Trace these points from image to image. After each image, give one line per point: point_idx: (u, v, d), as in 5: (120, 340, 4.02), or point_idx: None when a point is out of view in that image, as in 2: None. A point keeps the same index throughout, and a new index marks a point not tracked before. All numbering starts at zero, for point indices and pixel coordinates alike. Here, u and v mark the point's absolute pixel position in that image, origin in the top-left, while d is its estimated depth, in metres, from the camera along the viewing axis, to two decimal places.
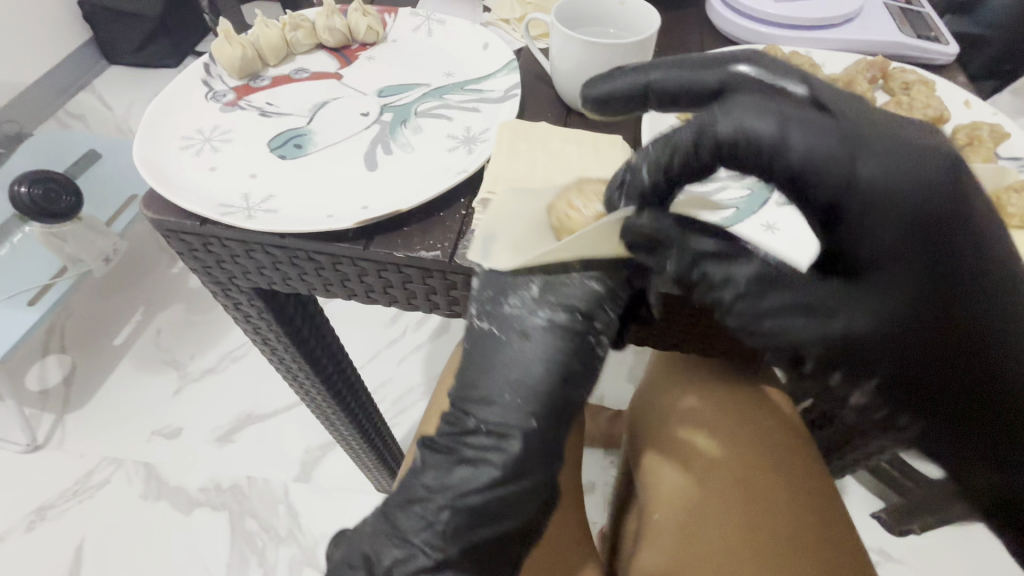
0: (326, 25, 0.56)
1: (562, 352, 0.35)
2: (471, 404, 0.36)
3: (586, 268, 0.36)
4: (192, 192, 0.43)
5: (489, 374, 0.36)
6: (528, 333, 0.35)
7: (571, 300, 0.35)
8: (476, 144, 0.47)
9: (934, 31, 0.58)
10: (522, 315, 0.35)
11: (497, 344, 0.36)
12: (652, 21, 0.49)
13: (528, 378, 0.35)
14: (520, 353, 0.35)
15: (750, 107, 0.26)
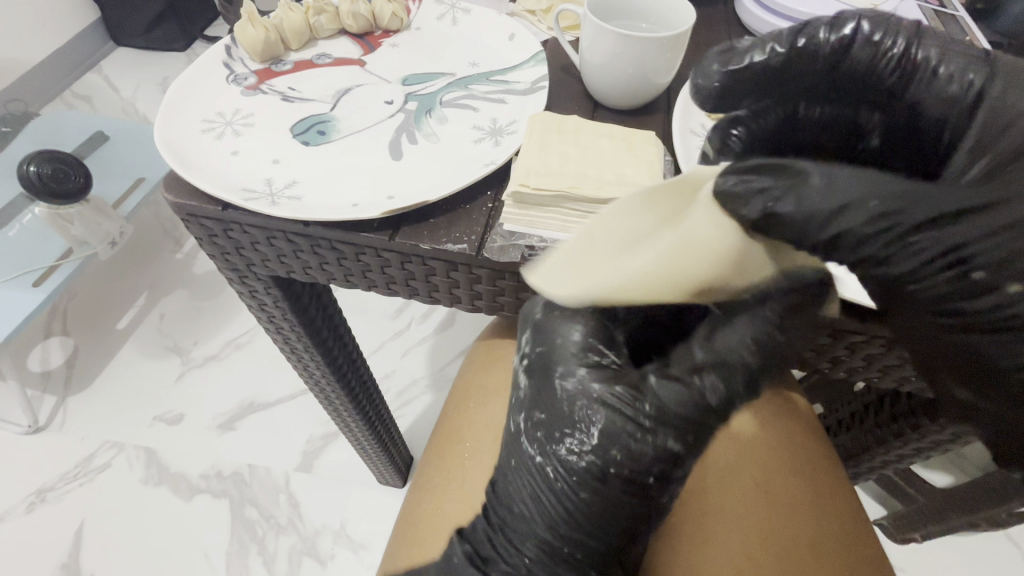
0: (350, 10, 0.55)
1: (612, 506, 0.36)
2: (534, 493, 0.37)
3: (659, 416, 0.34)
4: (213, 176, 0.42)
5: (543, 511, 0.37)
6: (585, 495, 0.35)
7: (637, 458, 0.34)
8: (503, 136, 0.46)
9: (969, 35, 0.57)
10: (578, 470, 0.35)
11: (552, 489, 0.36)
12: (687, 16, 0.48)
13: (579, 524, 0.37)
14: (573, 504, 0.36)
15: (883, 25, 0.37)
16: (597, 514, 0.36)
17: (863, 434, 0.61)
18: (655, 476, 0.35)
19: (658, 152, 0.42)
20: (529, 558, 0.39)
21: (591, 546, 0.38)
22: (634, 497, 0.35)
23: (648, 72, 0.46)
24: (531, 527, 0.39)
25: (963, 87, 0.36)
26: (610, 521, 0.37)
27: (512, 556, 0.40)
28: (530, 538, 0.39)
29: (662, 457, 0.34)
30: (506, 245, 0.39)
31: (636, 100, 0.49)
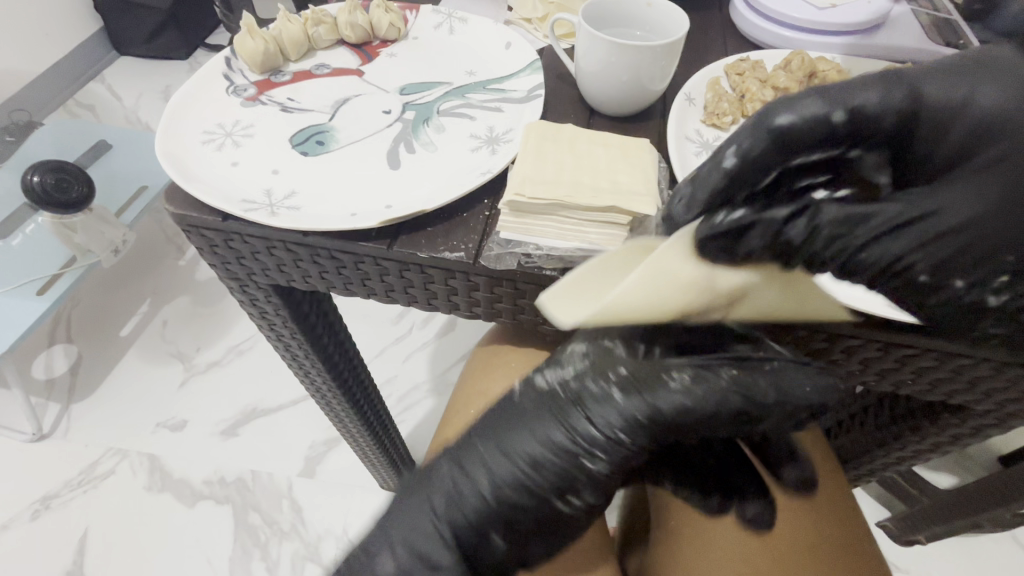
0: (348, 20, 0.56)
1: (560, 442, 0.36)
2: (496, 419, 0.39)
3: (625, 377, 0.36)
4: (214, 187, 0.43)
5: (495, 437, 0.38)
6: (540, 429, 0.37)
7: (598, 399, 0.36)
8: (500, 145, 0.47)
9: (963, 39, 0.57)
10: (546, 390, 0.38)
11: (515, 416, 0.38)
12: (680, 24, 0.49)
13: (519, 467, 0.37)
14: (525, 429, 0.37)
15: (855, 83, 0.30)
16: (542, 444, 0.37)
17: (862, 435, 0.60)
18: (614, 427, 0.36)
19: (653, 159, 0.42)
20: (462, 499, 0.38)
21: (526, 496, 0.37)
22: (581, 447, 0.36)
23: (643, 79, 0.46)
24: (479, 461, 0.38)
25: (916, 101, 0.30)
26: (547, 469, 0.36)
27: (444, 483, 0.39)
28: (473, 476, 0.38)
29: (623, 416, 0.35)
30: (502, 253, 0.40)
31: (631, 106, 0.50)
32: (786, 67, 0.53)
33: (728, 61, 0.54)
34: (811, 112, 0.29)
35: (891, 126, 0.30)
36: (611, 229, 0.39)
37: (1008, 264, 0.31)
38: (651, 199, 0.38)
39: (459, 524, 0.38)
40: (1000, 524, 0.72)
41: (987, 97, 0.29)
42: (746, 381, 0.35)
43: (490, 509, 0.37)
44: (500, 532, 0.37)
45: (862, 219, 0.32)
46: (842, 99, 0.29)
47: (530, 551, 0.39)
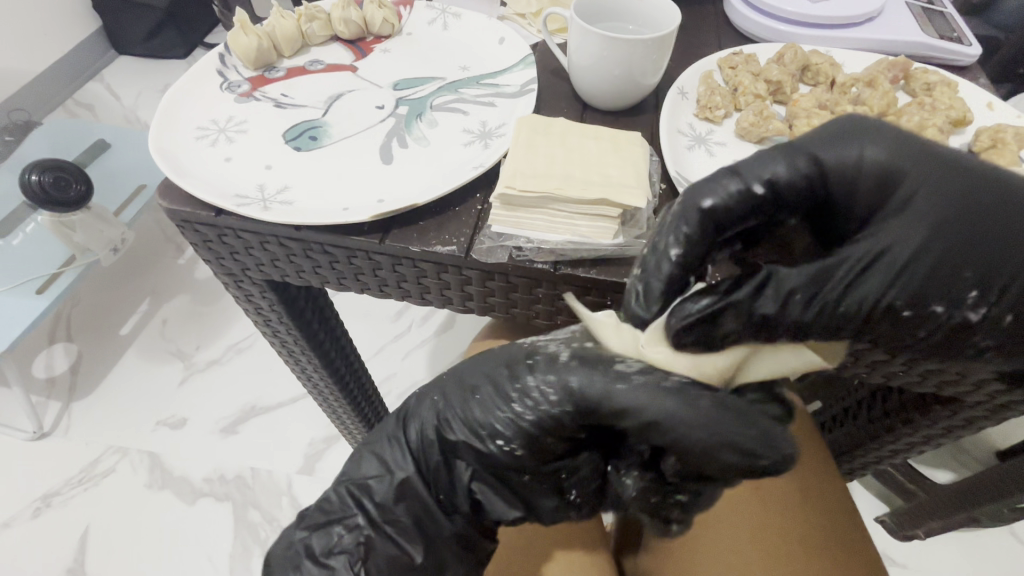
0: (342, 16, 0.56)
1: (507, 394, 0.37)
2: (467, 370, 0.41)
3: (574, 352, 0.35)
4: (207, 182, 0.43)
5: (463, 379, 0.41)
6: (490, 371, 0.39)
7: (549, 372, 0.36)
8: (492, 139, 0.47)
9: (957, 32, 0.57)
10: (519, 344, 0.39)
11: (481, 358, 0.41)
12: (672, 18, 0.49)
13: (465, 399, 0.40)
14: (488, 377, 0.39)
15: (762, 159, 0.34)
16: (494, 387, 0.38)
17: (856, 429, 0.60)
18: (556, 396, 0.35)
19: (643, 152, 0.42)
20: (417, 414, 0.43)
21: (463, 427, 0.39)
22: (513, 396, 0.37)
23: (635, 72, 0.47)
24: (438, 389, 0.42)
25: (812, 168, 0.34)
26: (479, 407, 0.38)
27: (417, 407, 0.43)
28: (430, 398, 0.42)
29: (557, 381, 0.35)
30: (494, 247, 0.40)
31: (624, 100, 0.50)
32: (779, 60, 0.53)
33: (722, 55, 0.54)
34: (732, 189, 0.33)
35: (807, 191, 0.34)
36: (602, 222, 0.39)
37: (972, 278, 0.32)
38: (642, 191, 0.38)
39: (411, 437, 0.43)
40: (998, 518, 0.72)
41: (874, 152, 0.34)
42: (685, 400, 0.31)
43: (433, 428, 0.41)
44: (436, 449, 0.41)
45: (825, 274, 0.33)
46: (755, 173, 0.33)
47: (462, 478, 0.42)
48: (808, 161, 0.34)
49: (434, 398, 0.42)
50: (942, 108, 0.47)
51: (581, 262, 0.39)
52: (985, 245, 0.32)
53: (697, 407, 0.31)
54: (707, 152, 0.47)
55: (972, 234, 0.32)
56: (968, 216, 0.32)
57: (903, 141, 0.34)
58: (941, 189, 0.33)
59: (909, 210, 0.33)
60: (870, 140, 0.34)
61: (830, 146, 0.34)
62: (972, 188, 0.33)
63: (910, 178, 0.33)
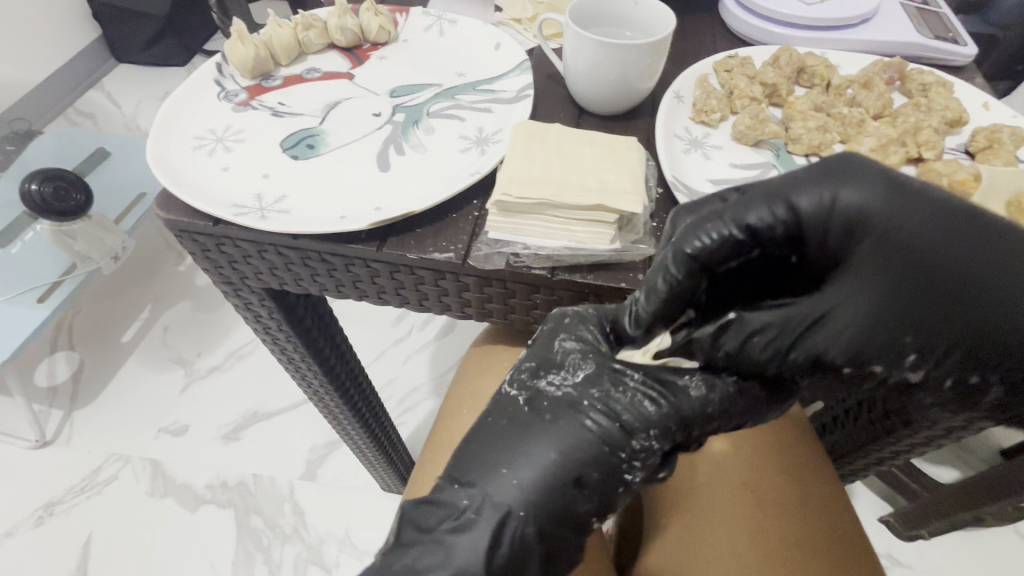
0: (338, 24, 0.56)
1: (597, 458, 0.35)
2: (527, 447, 0.35)
3: (647, 397, 0.36)
4: (205, 192, 0.43)
5: (521, 455, 0.35)
6: (577, 446, 0.35)
7: (625, 416, 0.36)
8: (489, 145, 0.47)
9: (952, 32, 0.57)
10: (564, 396, 0.37)
11: (541, 428, 0.36)
12: (667, 22, 0.49)
13: (562, 490, 0.35)
14: (554, 441, 0.35)
15: (697, 229, 0.33)
16: (592, 460, 0.35)
17: (856, 433, 0.60)
18: (654, 436, 0.36)
19: (639, 157, 0.42)
20: (501, 537, 0.35)
21: (563, 521, 0.35)
22: (625, 463, 0.35)
23: (631, 77, 0.47)
24: (514, 492, 0.35)
25: (735, 228, 0.33)
26: (591, 489, 0.35)
27: (504, 519, 0.35)
28: (511, 511, 0.34)
29: (658, 426, 0.36)
30: (491, 254, 0.40)
31: (620, 105, 0.50)
32: (774, 63, 0.53)
33: (717, 58, 0.54)
34: (715, 233, 0.33)
35: (781, 235, 0.33)
36: (598, 227, 0.38)
37: (914, 344, 0.33)
38: (638, 196, 0.38)
39: (495, 562, 0.35)
40: (1002, 517, 0.71)
41: (855, 193, 0.32)
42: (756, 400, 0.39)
43: (536, 541, 0.35)
44: (536, 560, 0.35)
45: (780, 325, 0.36)
46: (734, 216, 0.33)
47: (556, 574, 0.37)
48: (731, 230, 0.33)
49: (519, 505, 0.34)
50: (938, 109, 0.48)
51: (578, 268, 0.39)
52: (948, 317, 0.31)
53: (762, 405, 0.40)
54: (704, 156, 0.47)
55: (945, 306, 0.31)
56: (939, 284, 0.31)
57: (894, 188, 0.32)
58: (921, 250, 0.31)
59: (868, 269, 0.33)
60: (803, 187, 0.33)
61: (751, 201, 0.33)
62: (963, 236, 0.30)
63: (897, 229, 0.31)
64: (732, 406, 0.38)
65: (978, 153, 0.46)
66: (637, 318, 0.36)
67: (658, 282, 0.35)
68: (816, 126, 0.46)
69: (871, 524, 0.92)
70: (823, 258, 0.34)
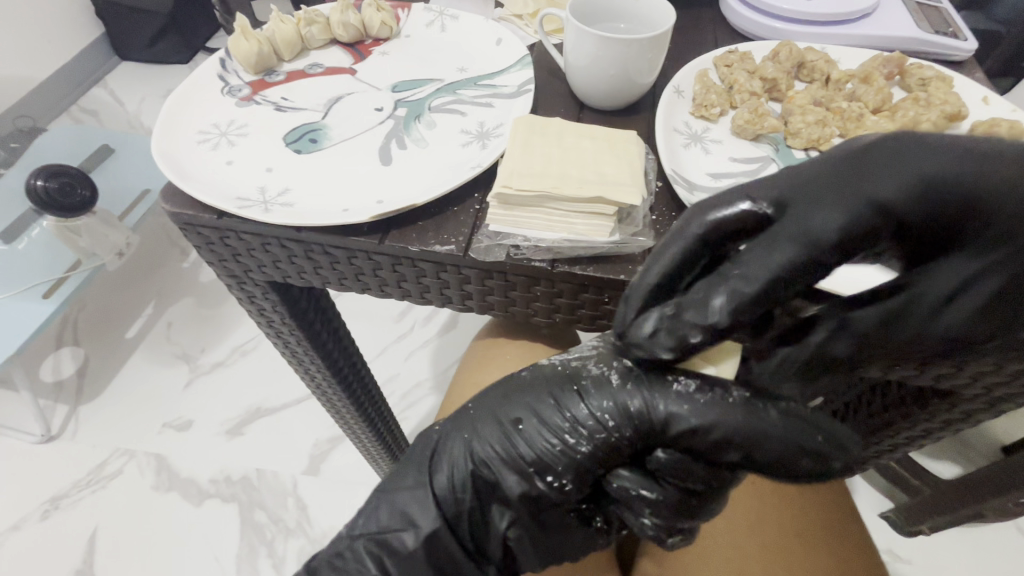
0: (340, 20, 0.56)
1: (552, 425, 0.37)
2: (501, 404, 0.40)
3: (624, 375, 0.35)
4: (210, 185, 0.44)
5: (495, 406, 0.40)
6: (533, 404, 0.38)
7: (595, 397, 0.36)
8: (490, 139, 0.48)
9: (953, 27, 0.58)
10: (550, 366, 0.39)
11: (514, 389, 0.40)
12: (667, 17, 0.49)
13: (508, 439, 0.38)
14: (524, 400, 0.39)
15: (755, 259, 0.28)
16: (546, 421, 0.37)
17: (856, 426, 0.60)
18: (614, 424, 0.35)
19: (639, 150, 0.42)
20: (445, 459, 0.41)
21: (500, 464, 0.39)
22: (565, 426, 0.36)
23: (630, 72, 0.47)
24: (469, 426, 0.41)
25: (793, 257, 0.27)
26: (529, 442, 0.37)
27: (451, 451, 0.41)
28: (460, 437, 0.41)
29: (616, 405, 0.35)
30: (492, 246, 0.40)
31: (619, 99, 0.50)
32: (774, 58, 0.53)
33: (717, 53, 0.54)
34: (784, 259, 0.27)
35: (870, 235, 0.26)
36: (597, 221, 0.39)
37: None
38: (637, 189, 0.39)
39: (438, 485, 0.41)
40: (1002, 513, 0.72)
41: (922, 171, 0.26)
42: (755, 413, 0.31)
43: (471, 469, 0.40)
44: (470, 491, 0.40)
45: (895, 322, 0.29)
46: (799, 231, 0.27)
47: (494, 521, 0.41)
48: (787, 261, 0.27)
49: (467, 443, 0.40)
50: (937, 104, 0.48)
51: (578, 261, 0.40)
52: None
53: (766, 420, 0.31)
54: (703, 150, 0.48)
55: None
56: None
57: (984, 146, 0.26)
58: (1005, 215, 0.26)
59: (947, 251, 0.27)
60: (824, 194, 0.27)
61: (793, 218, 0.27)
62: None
63: (979, 190, 0.26)
64: (719, 424, 0.31)
65: None
66: (664, 340, 0.30)
67: (697, 315, 0.29)
68: (815, 120, 0.47)
69: (871, 519, 0.93)
70: (909, 246, 0.28)
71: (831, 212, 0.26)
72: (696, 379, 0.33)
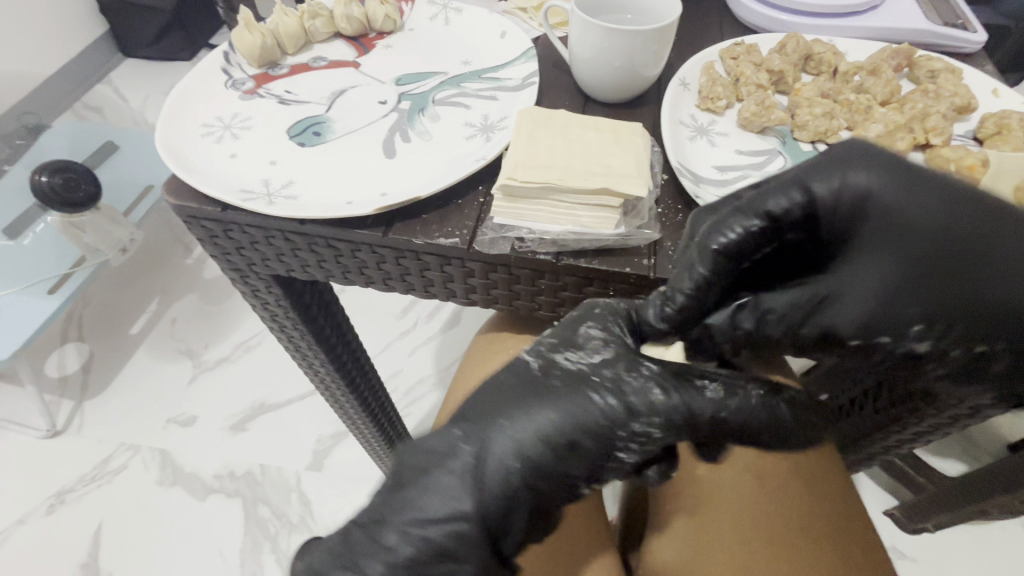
0: (344, 13, 0.56)
1: (594, 435, 0.33)
2: (529, 414, 0.34)
3: (664, 384, 0.35)
4: (213, 178, 0.44)
5: (518, 415, 0.34)
6: (574, 412, 0.34)
7: (639, 406, 0.34)
8: (495, 132, 0.47)
9: (962, 19, 0.57)
10: (575, 368, 0.36)
11: (547, 394, 0.34)
12: (673, 8, 0.49)
13: (553, 454, 0.33)
14: (557, 408, 0.34)
15: (728, 221, 0.36)
16: (591, 434, 0.33)
17: (862, 420, 0.60)
18: (663, 433, 0.34)
19: (644, 142, 0.42)
20: (473, 485, 0.33)
21: (538, 479, 0.33)
22: (620, 439, 0.34)
23: (636, 64, 0.46)
24: (503, 440, 0.33)
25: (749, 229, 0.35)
26: (580, 455, 0.33)
27: (483, 481, 0.33)
28: (492, 459, 0.33)
29: (664, 414, 0.34)
30: (496, 239, 0.40)
31: (625, 92, 0.50)
32: (781, 50, 0.52)
33: (723, 45, 0.54)
34: (741, 228, 0.35)
35: (802, 220, 0.35)
36: (602, 212, 0.39)
37: (919, 310, 0.33)
38: (643, 181, 0.38)
39: (469, 517, 0.33)
40: (1007, 510, 0.71)
41: (860, 176, 0.33)
42: (770, 405, 0.37)
43: (507, 489, 0.33)
44: (505, 516, 0.34)
45: (792, 306, 0.38)
46: (761, 208, 0.35)
47: (516, 540, 0.35)
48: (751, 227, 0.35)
49: (504, 466, 0.33)
50: (946, 95, 0.47)
51: (583, 253, 0.39)
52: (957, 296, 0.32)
53: (781, 413, 0.37)
54: (709, 143, 0.47)
55: (957, 280, 0.32)
56: (947, 259, 0.32)
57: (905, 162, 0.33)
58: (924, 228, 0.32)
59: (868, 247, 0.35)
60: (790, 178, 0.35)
61: (766, 193, 0.35)
62: (963, 210, 0.31)
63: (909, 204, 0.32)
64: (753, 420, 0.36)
65: (986, 139, 0.46)
66: (666, 313, 0.37)
67: (686, 281, 0.36)
68: (823, 112, 0.46)
69: (875, 516, 0.92)
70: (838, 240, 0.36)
71: (799, 186, 0.35)
72: (724, 380, 0.36)
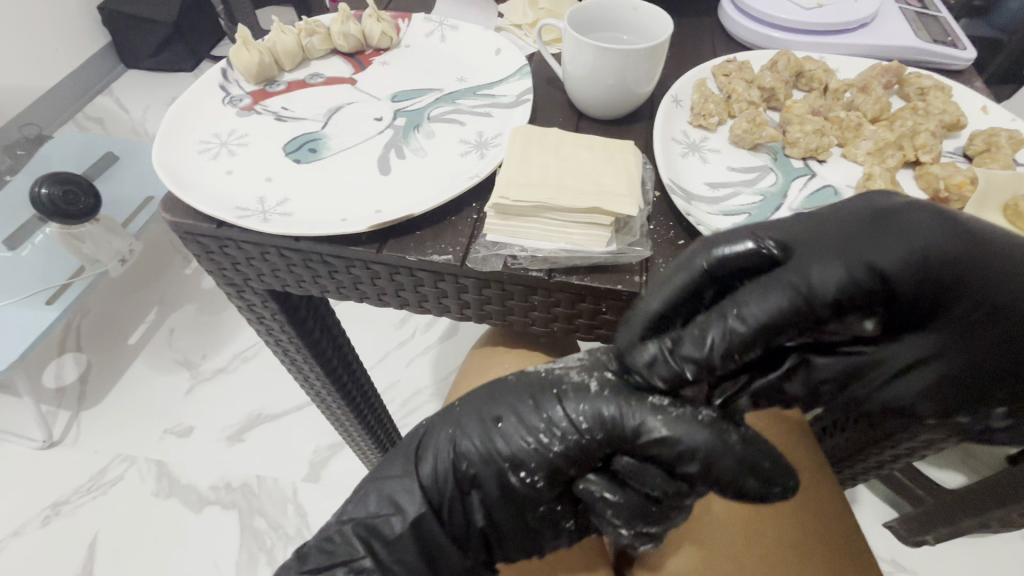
0: (341, 30, 0.57)
1: (529, 424, 0.38)
2: (485, 405, 0.41)
3: (605, 390, 0.36)
4: (209, 196, 0.44)
5: (477, 405, 0.41)
6: (516, 404, 0.39)
7: (573, 408, 0.37)
8: (488, 149, 0.48)
9: (951, 36, 0.58)
10: (539, 372, 0.40)
11: (501, 389, 0.41)
12: (664, 26, 0.49)
13: (486, 434, 0.39)
14: (507, 400, 0.40)
15: (755, 295, 0.29)
16: (522, 421, 0.38)
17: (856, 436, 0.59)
18: (597, 435, 0.36)
19: (636, 160, 0.43)
20: (431, 451, 0.42)
21: (480, 458, 0.40)
22: (541, 424, 0.38)
23: (629, 82, 0.47)
24: (453, 422, 0.42)
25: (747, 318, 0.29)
26: (507, 437, 0.39)
27: (437, 453, 0.41)
28: (446, 433, 0.42)
29: (590, 412, 0.36)
30: (489, 256, 0.41)
31: (617, 109, 0.50)
32: (772, 67, 0.53)
33: (715, 62, 0.55)
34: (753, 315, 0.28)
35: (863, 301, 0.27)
36: (595, 230, 0.39)
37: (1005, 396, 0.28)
38: (635, 200, 0.39)
39: (422, 475, 0.42)
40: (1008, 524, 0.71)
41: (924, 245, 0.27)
42: (718, 433, 0.32)
43: (451, 460, 0.41)
44: (450, 482, 0.41)
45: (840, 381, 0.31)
46: (785, 281, 0.28)
47: (471, 513, 0.42)
48: (752, 316, 0.29)
49: (449, 443, 0.41)
50: (936, 112, 0.48)
51: (575, 270, 0.40)
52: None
53: (730, 443, 0.32)
54: (701, 160, 0.48)
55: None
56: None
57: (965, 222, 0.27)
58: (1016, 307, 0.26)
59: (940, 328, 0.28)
60: (821, 242, 0.29)
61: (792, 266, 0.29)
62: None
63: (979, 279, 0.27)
64: (697, 441, 0.33)
65: (975, 156, 0.46)
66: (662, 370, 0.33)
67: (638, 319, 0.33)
68: (813, 129, 0.47)
69: (875, 529, 0.92)
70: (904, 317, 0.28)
71: (831, 262, 0.28)
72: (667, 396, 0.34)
